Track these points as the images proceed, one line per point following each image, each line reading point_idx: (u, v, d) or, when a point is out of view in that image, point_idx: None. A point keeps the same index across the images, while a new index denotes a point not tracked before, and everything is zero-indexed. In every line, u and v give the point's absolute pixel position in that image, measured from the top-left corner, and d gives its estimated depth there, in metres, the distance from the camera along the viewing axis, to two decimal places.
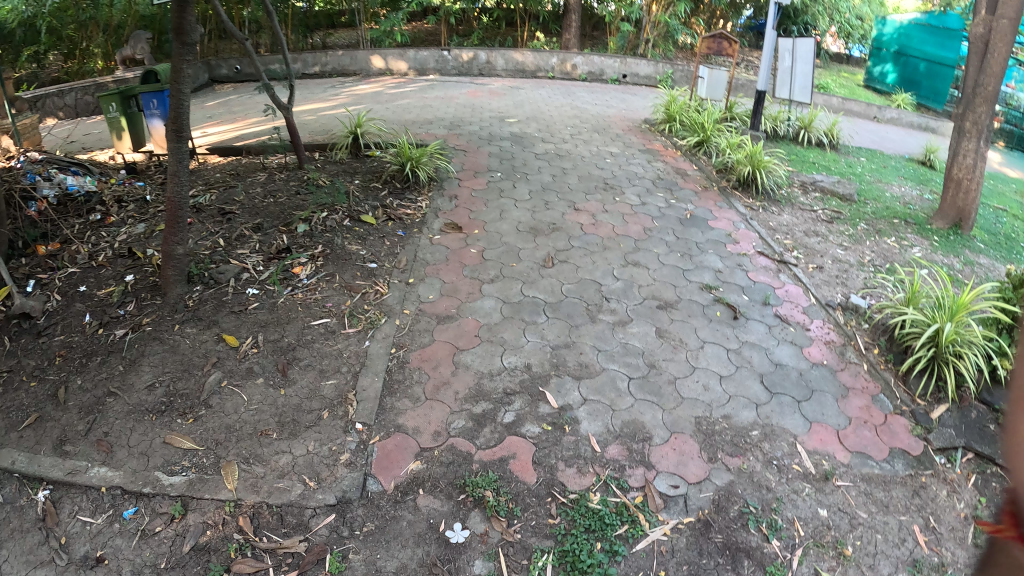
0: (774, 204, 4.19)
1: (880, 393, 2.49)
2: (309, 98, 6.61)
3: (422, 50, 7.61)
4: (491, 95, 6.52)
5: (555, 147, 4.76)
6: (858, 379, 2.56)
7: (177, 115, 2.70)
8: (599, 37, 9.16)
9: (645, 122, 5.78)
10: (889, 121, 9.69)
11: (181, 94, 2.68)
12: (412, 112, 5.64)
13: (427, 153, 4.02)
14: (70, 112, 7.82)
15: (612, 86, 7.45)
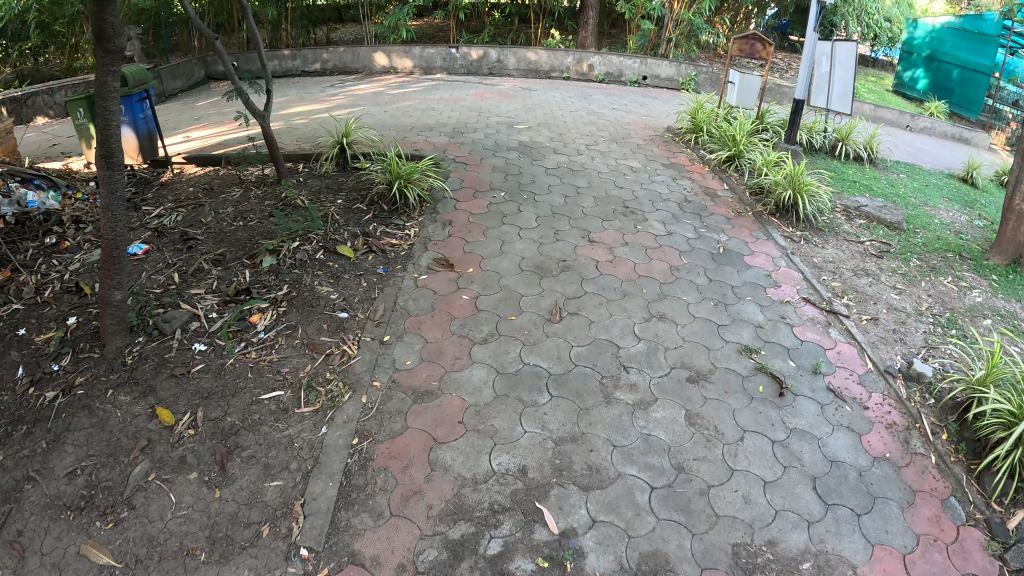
0: (816, 235, 3.76)
1: (951, 496, 2.00)
2: (304, 101, 6.16)
3: (429, 48, 7.14)
4: (500, 97, 6.03)
5: (567, 157, 4.26)
6: (925, 478, 2.06)
7: (105, 137, 2.25)
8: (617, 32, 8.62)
9: (666, 130, 5.28)
10: (923, 130, 9.12)
11: (108, 110, 2.24)
12: (412, 116, 5.16)
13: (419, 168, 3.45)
14: (61, 110, 7.36)
15: (627, 88, 6.94)
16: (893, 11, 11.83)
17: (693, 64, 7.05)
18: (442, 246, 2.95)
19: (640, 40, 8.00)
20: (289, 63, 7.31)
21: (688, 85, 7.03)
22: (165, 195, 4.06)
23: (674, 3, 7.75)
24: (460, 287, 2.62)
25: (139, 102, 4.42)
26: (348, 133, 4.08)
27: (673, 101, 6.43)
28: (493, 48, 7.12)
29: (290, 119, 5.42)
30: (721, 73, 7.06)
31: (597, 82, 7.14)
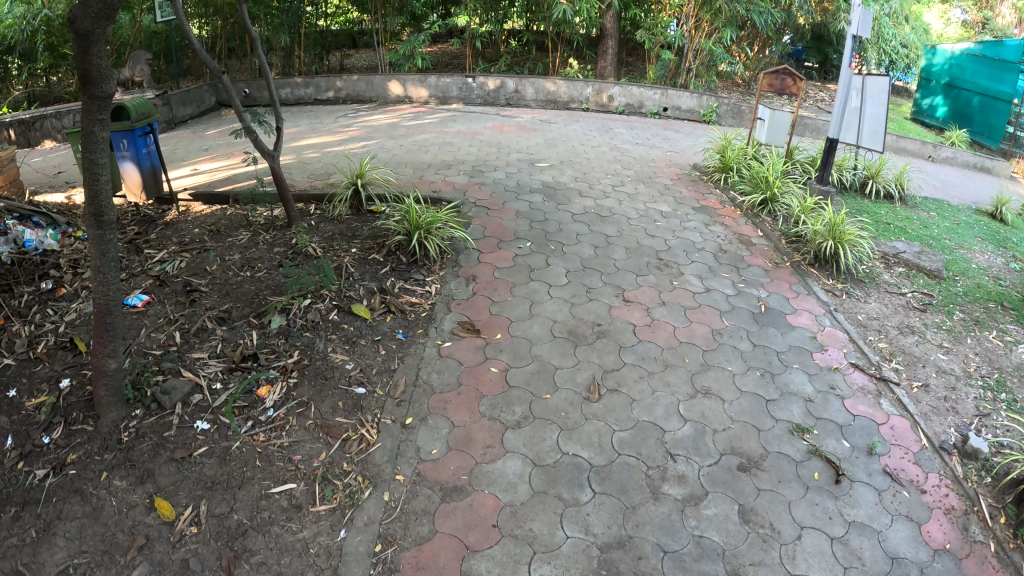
0: (858, 287, 3.59)
1: None
2: (317, 132, 6.01)
3: (445, 77, 7.00)
4: (518, 130, 5.85)
5: (593, 200, 4.06)
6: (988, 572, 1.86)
7: (93, 193, 2.08)
8: (636, 65, 8.48)
9: (693, 168, 5.09)
10: (945, 160, 8.90)
11: (98, 166, 2.06)
12: (428, 152, 4.99)
13: (441, 219, 3.26)
14: None
15: (648, 121, 6.76)
16: (909, 36, 11.63)
17: (714, 95, 6.88)
18: (465, 306, 2.77)
19: (659, 70, 7.85)
20: (302, 91, 7.18)
21: (709, 116, 6.88)
22: (168, 240, 3.88)
23: (694, 33, 7.62)
24: (487, 358, 2.45)
25: (141, 137, 4.23)
26: (362, 174, 3.87)
27: (697, 136, 6.24)
28: (511, 77, 6.97)
29: (302, 153, 5.24)
30: (744, 103, 6.84)
31: (616, 114, 6.97)
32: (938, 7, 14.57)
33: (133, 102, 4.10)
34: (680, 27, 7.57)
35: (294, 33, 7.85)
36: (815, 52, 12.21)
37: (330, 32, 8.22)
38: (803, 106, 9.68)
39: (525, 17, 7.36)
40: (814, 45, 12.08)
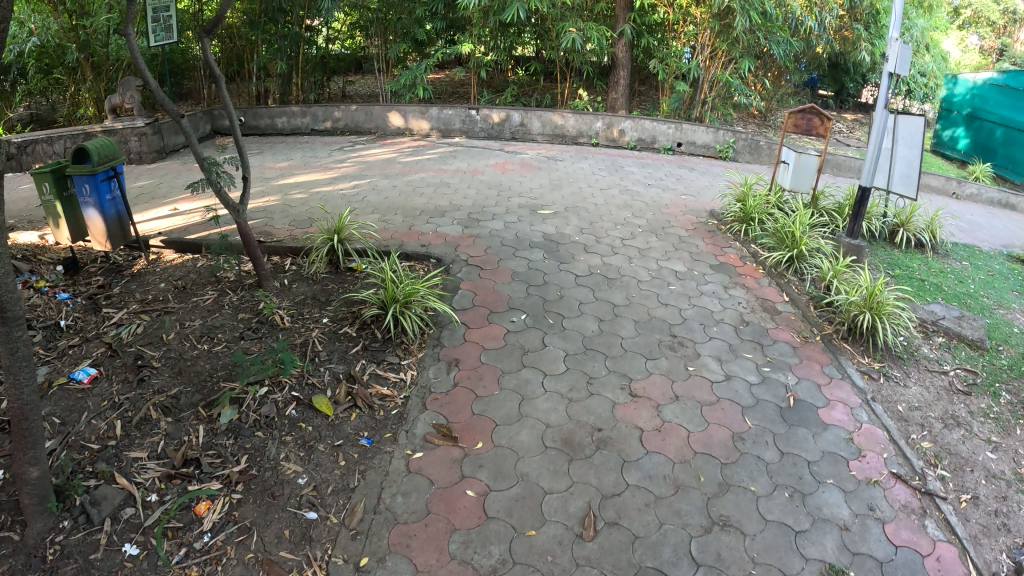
0: (896, 366, 3.22)
1: None
2: (310, 169, 5.66)
3: (447, 108, 6.67)
4: (522, 168, 5.50)
5: (600, 255, 3.67)
6: None
7: None
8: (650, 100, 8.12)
9: (709, 215, 4.73)
10: (970, 197, 8.43)
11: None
12: (423, 194, 4.63)
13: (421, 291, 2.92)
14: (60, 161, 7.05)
15: (661, 157, 6.43)
16: (927, 65, 11.25)
17: (731, 130, 6.51)
18: (446, 402, 2.42)
19: (673, 103, 7.49)
20: (298, 120, 7.01)
21: (725, 152, 6.54)
22: (129, 298, 3.59)
23: (710, 63, 7.26)
24: (464, 477, 2.09)
25: (105, 181, 3.98)
26: (340, 228, 3.53)
27: (713, 176, 5.87)
28: (516, 109, 6.59)
29: (287, 195, 4.89)
30: (760, 138, 6.51)
31: (628, 149, 6.61)
32: (957, 34, 14.19)
33: (94, 143, 3.91)
34: (698, 58, 7.13)
35: (292, 60, 7.55)
36: (832, 81, 11.96)
37: (331, 58, 7.92)
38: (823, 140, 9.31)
39: (533, 45, 7.02)
40: (831, 74, 11.80)
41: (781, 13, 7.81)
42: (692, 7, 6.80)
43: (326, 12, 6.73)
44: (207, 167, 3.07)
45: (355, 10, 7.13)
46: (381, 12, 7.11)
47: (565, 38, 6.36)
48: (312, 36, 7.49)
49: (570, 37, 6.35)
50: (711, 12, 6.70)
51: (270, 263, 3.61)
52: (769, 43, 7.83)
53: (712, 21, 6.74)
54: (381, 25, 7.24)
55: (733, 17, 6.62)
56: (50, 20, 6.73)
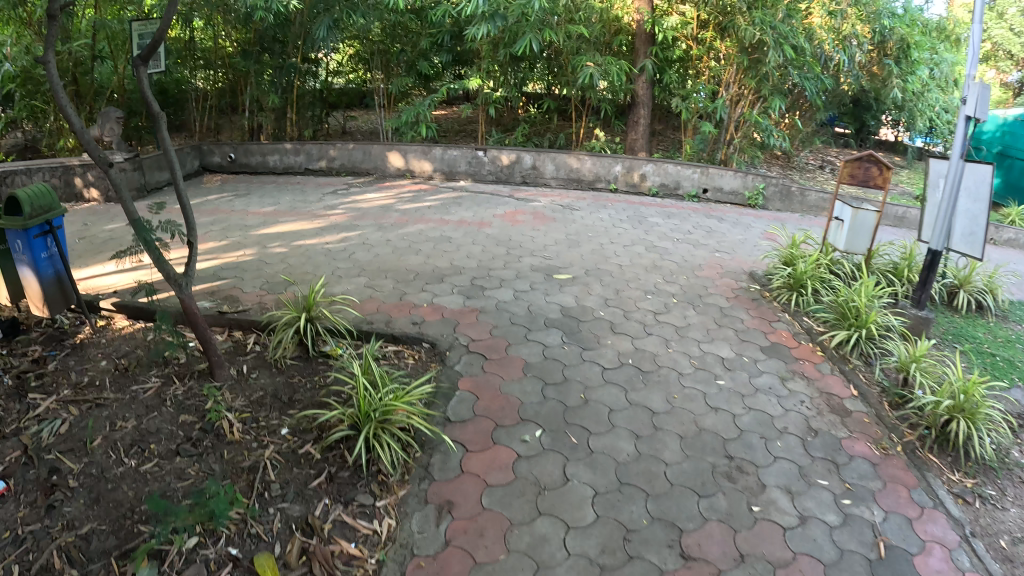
0: (991, 485, 2.47)
1: None
2: (297, 217, 5.06)
3: (452, 149, 6.09)
4: (534, 218, 4.89)
5: (631, 337, 3.03)
6: None
7: None
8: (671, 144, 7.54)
9: (749, 276, 4.10)
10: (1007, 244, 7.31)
11: None
12: (420, 251, 4.03)
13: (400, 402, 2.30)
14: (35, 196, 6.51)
15: (689, 205, 5.83)
16: (953, 101, 10.70)
17: (761, 174, 5.97)
18: (433, 572, 1.79)
19: (698, 144, 6.89)
20: (291, 158, 6.56)
21: (756, 199, 5.96)
22: (60, 381, 2.96)
23: (739, 102, 6.67)
24: None
25: (38, 238, 3.42)
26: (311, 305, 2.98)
27: (747, 230, 5.27)
28: (528, 150, 5.99)
29: (258, 257, 4.27)
30: (791, 183, 5.98)
31: (649, 196, 5.99)
32: (979, 70, 13.60)
33: (26, 192, 3.37)
34: (726, 94, 6.53)
35: (286, 95, 7.01)
36: (853, 120, 11.41)
37: (329, 93, 7.39)
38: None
39: (546, 80, 6.46)
40: (852, 113, 11.25)
41: (811, 50, 7.27)
42: (717, 41, 6.25)
43: (322, 41, 6.20)
44: (141, 231, 2.55)
45: (354, 39, 6.61)
46: (382, 42, 6.57)
47: (583, 73, 5.80)
48: (307, 69, 6.97)
49: (588, 72, 5.79)
50: (740, 47, 6.15)
51: (228, 339, 3.15)
52: (799, 80, 7.26)
53: (741, 57, 6.19)
54: (381, 57, 6.71)
55: (765, 52, 6.06)
56: (31, 44, 6.17)
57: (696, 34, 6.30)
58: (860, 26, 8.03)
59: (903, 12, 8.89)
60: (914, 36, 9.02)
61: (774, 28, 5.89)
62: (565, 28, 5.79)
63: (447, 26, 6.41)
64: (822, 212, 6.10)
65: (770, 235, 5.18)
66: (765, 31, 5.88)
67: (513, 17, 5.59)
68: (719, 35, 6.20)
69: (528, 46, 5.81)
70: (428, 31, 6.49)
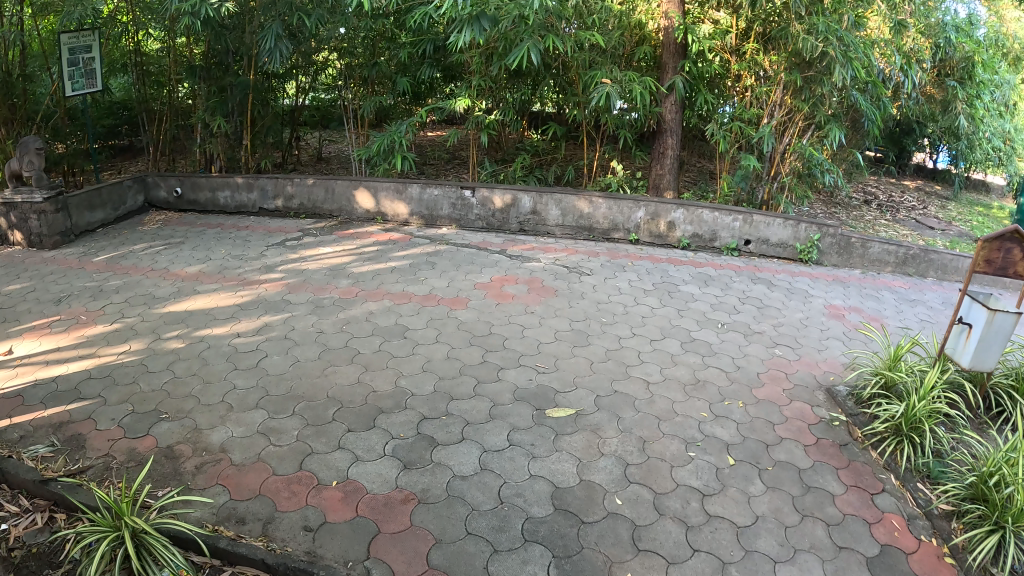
0: None
1: None
2: (224, 287, 3.89)
3: (432, 188, 4.78)
4: (529, 288, 3.67)
5: (665, 562, 1.86)
6: None
7: None
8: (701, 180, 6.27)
9: (827, 396, 3.02)
10: None
11: None
12: (359, 357, 2.85)
13: None
14: None
15: (729, 263, 4.63)
16: (1014, 124, 9.38)
17: (815, 222, 4.79)
18: None
19: (738, 181, 5.60)
20: (243, 196, 5.42)
21: (808, 253, 4.78)
22: None
23: (789, 129, 5.42)
24: None
25: None
26: (123, 516, 1.83)
27: (806, 307, 4.09)
28: (526, 190, 4.65)
29: (147, 361, 3.10)
30: (849, 233, 4.89)
31: (679, 251, 4.72)
32: None
33: None
34: (774, 120, 5.28)
35: (237, 117, 5.77)
36: (890, 143, 10.14)
37: (297, 115, 6.24)
38: (906, 224, 7.46)
39: (551, 101, 5.15)
40: (890, 137, 9.98)
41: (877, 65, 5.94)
42: (761, 55, 5.05)
43: (273, 54, 4.96)
44: None
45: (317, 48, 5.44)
46: (350, 56, 5.42)
47: (598, 91, 4.52)
48: (266, 87, 5.77)
49: (604, 89, 4.50)
50: (789, 60, 4.97)
51: (41, 534, 2.08)
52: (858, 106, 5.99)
53: (792, 73, 4.97)
54: (350, 73, 5.55)
55: (822, 66, 4.89)
56: None
57: (733, 46, 5.16)
58: (920, 40, 6.78)
59: (971, 24, 7.58)
60: (981, 51, 7.74)
61: (838, 39, 4.68)
62: (575, 36, 4.55)
63: (430, 33, 5.18)
64: (886, 269, 4.92)
65: (837, 317, 4.01)
66: (828, 43, 4.68)
67: (508, 21, 4.36)
68: (764, 48, 5.04)
69: (528, 58, 4.61)
70: (409, 41, 5.26)
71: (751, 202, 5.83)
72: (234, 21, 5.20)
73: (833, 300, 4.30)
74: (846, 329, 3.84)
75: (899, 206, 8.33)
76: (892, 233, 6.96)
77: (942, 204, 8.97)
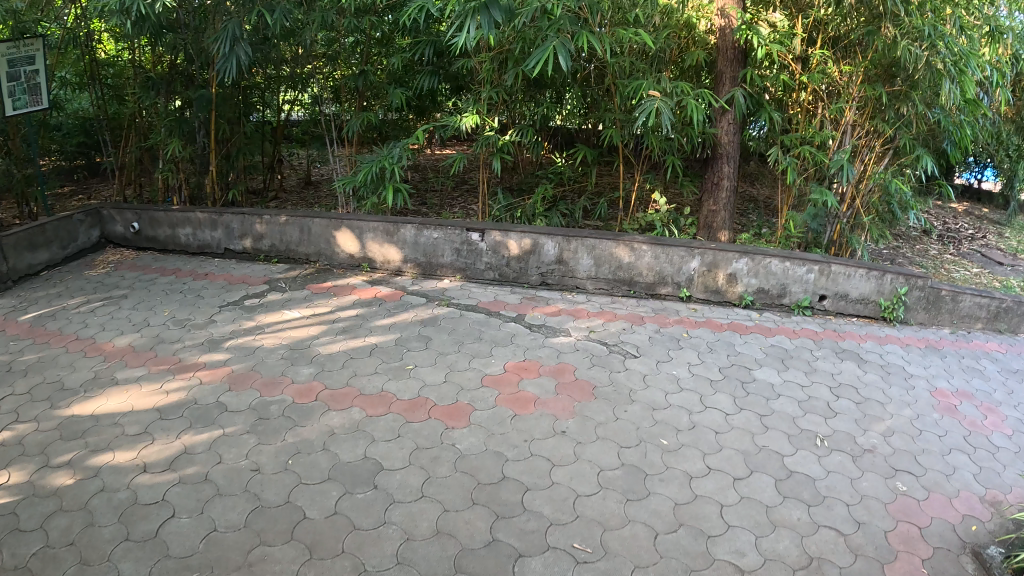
0: None
1: None
2: (153, 380, 2.96)
3: (429, 229, 3.81)
4: (557, 386, 2.66)
5: None
6: None
7: None
8: (754, 218, 5.22)
9: (979, 566, 2.01)
10: None
11: None
12: (309, 534, 1.91)
13: None
14: None
15: (803, 329, 3.62)
16: None
17: (902, 271, 3.79)
18: None
19: (808, 219, 4.53)
20: (207, 234, 4.52)
21: (892, 311, 3.82)
22: None
23: (869, 155, 4.39)
24: None
25: None
26: None
27: (907, 397, 3.08)
28: (551, 233, 3.68)
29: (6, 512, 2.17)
30: (938, 283, 3.86)
31: (740, 310, 3.73)
32: None
33: None
34: (847, 143, 4.32)
35: (201, 136, 4.80)
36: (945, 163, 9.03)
37: (280, 127, 5.38)
38: (976, 260, 6.41)
39: (577, 117, 4.11)
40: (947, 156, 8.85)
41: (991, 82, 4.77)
42: (835, 64, 4.13)
43: (227, 62, 3.97)
44: None
45: (293, 52, 4.48)
46: (332, 64, 4.49)
47: (645, 106, 3.46)
48: (234, 99, 4.82)
49: (654, 104, 3.45)
50: (877, 66, 4.01)
51: None
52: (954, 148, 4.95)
53: (874, 86, 4.03)
54: (335, 82, 4.62)
55: (922, 76, 3.88)
56: None
57: (801, 53, 4.18)
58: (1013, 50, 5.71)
59: None
60: None
61: (947, 45, 3.70)
62: (613, 33, 3.49)
63: (429, 33, 4.21)
64: (977, 325, 3.91)
65: (950, 413, 2.98)
66: (934, 52, 3.74)
67: (527, 15, 3.31)
68: (837, 56, 4.14)
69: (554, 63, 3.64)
70: (405, 43, 4.31)
71: (818, 243, 4.77)
72: (194, 11, 4.27)
73: (939, 380, 3.29)
74: (967, 434, 2.81)
75: (961, 234, 7.27)
76: (966, 272, 5.91)
77: (1002, 231, 7.91)
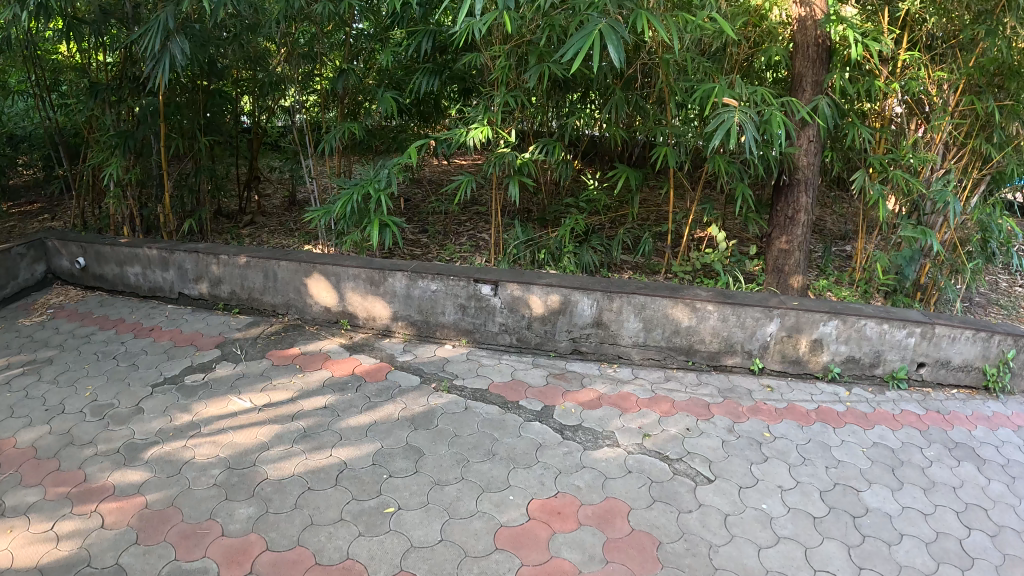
0: None
1: None
2: (46, 513, 2.05)
3: (427, 279, 2.97)
4: (603, 549, 1.82)
5: None
6: None
7: None
8: (820, 253, 4.37)
9: None
10: None
11: None
12: None
13: None
14: None
15: (905, 415, 2.74)
16: None
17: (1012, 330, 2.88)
18: None
19: (903, 263, 3.64)
20: (158, 274, 3.71)
21: (994, 380, 2.92)
22: None
23: (963, 186, 3.50)
24: None
25: None
26: None
27: None
28: (587, 287, 2.83)
29: None
30: None
31: (827, 387, 2.87)
32: None
33: None
34: (937, 157, 3.38)
35: (157, 152, 3.98)
36: None
37: (257, 136, 4.61)
38: None
39: (614, 130, 3.24)
40: None
41: None
42: (925, 69, 3.22)
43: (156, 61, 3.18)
44: None
45: (269, 40, 3.70)
46: (309, 61, 3.66)
47: (724, 117, 2.57)
48: (196, 105, 3.98)
49: (734, 116, 2.56)
50: (987, 70, 3.12)
51: None
52: None
53: (981, 100, 3.15)
54: (314, 81, 3.77)
55: None
56: None
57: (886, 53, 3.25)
58: None
59: None
60: None
61: None
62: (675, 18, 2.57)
63: (426, 22, 3.32)
64: None
65: None
66: None
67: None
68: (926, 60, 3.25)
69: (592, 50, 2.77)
70: (400, 37, 3.47)
71: (903, 289, 3.79)
72: None
73: None
74: None
75: None
76: None
77: None
